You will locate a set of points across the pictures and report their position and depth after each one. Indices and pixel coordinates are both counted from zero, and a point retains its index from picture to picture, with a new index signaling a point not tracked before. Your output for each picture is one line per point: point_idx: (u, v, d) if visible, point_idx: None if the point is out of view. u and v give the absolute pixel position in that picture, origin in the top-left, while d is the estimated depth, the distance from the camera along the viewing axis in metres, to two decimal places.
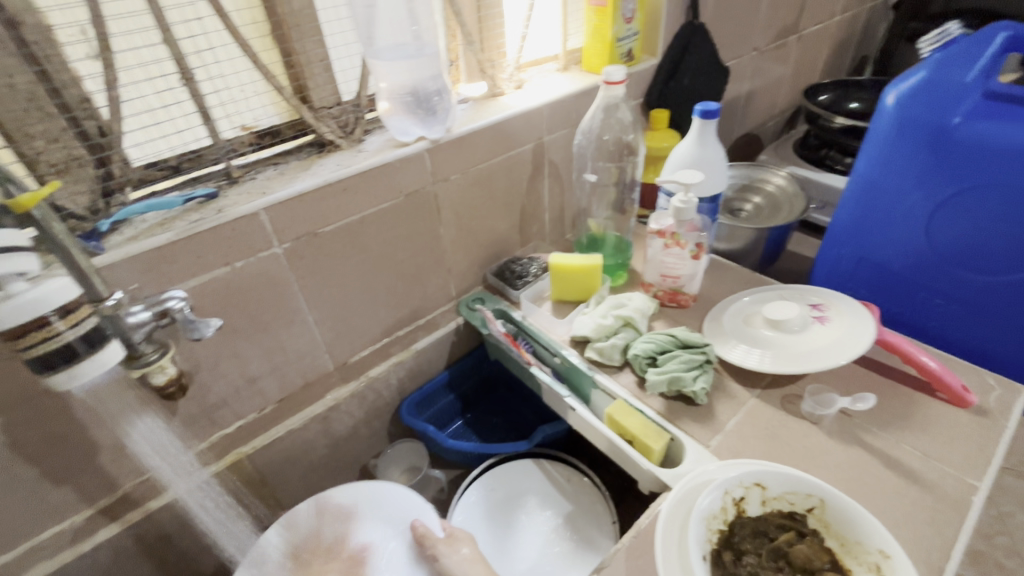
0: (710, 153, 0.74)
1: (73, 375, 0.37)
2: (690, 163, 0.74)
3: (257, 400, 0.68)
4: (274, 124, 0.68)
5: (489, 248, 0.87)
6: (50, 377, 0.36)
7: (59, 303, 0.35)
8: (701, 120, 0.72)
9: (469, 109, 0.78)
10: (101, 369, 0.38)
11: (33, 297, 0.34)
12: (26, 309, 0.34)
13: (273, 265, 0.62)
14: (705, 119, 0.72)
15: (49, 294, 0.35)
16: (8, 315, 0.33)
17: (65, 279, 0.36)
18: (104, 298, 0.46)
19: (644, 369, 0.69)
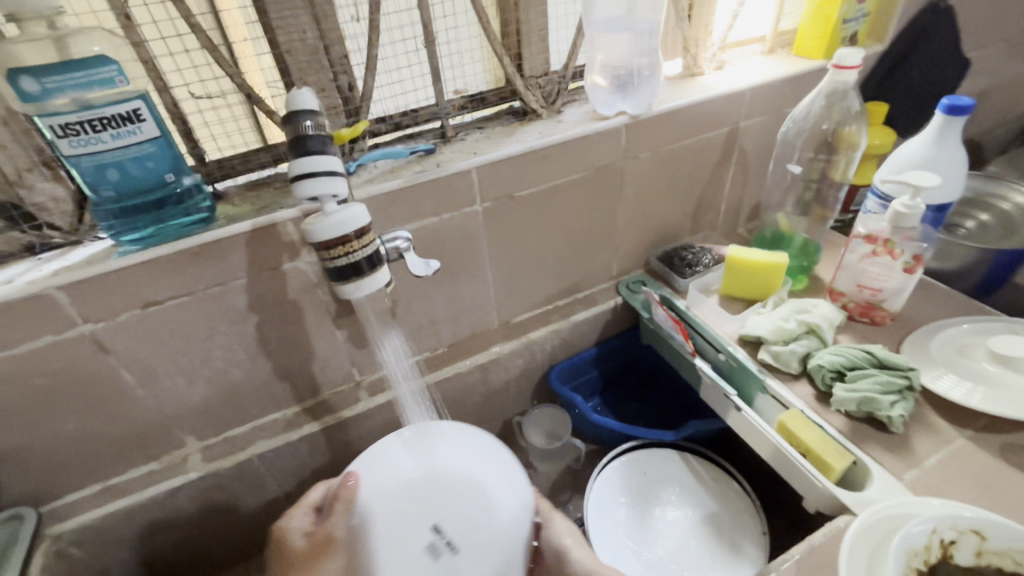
0: (948, 155, 0.64)
1: (358, 288, 0.43)
2: (919, 165, 0.65)
3: (433, 341, 0.75)
4: (483, 91, 0.73)
5: (660, 231, 0.85)
6: (339, 285, 0.43)
7: (357, 226, 0.42)
8: (946, 115, 0.63)
9: (667, 88, 0.77)
10: (375, 287, 0.45)
11: (341, 217, 0.41)
12: (338, 227, 0.41)
13: (472, 221, 0.67)
14: (953, 113, 0.63)
15: (351, 218, 0.41)
16: (325, 229, 0.41)
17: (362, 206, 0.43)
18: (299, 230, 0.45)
19: (827, 383, 0.64)
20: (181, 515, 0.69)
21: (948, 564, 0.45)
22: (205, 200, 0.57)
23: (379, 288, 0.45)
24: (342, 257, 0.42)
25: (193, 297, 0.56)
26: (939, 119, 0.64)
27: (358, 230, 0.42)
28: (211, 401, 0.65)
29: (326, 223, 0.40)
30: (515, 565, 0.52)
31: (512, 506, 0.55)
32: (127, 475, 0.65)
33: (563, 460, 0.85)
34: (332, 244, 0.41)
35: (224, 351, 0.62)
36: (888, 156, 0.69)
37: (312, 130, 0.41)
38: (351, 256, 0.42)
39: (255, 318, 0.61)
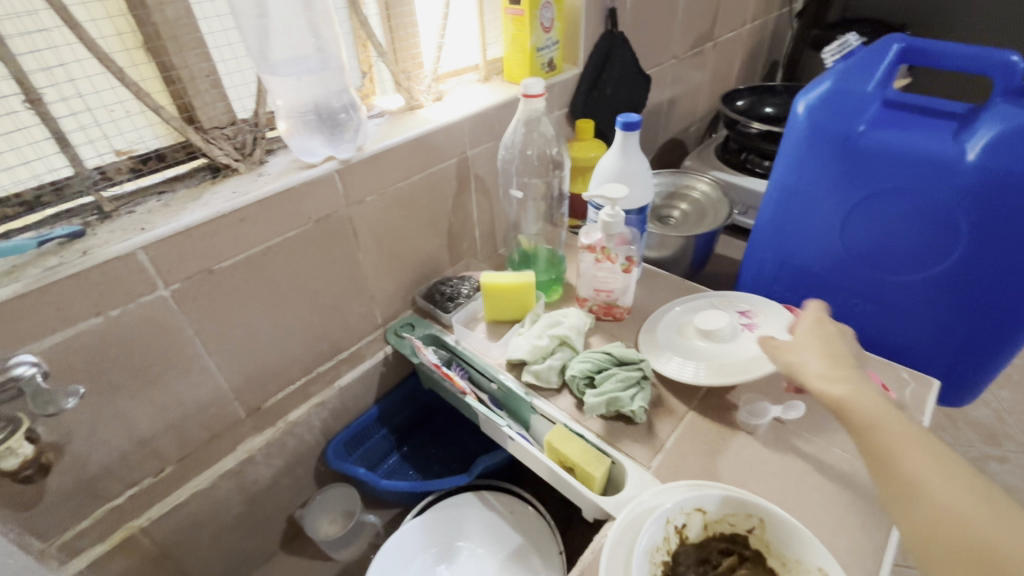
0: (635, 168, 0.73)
1: None
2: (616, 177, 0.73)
3: (151, 462, 0.60)
4: (157, 147, 0.61)
5: (417, 269, 0.82)
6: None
7: None
8: (625, 136, 0.72)
9: (384, 124, 0.74)
10: None
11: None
12: None
13: (159, 311, 0.54)
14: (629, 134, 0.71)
15: None
16: None
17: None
18: None
19: (582, 390, 0.67)
20: None
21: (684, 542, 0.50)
22: None
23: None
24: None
25: None
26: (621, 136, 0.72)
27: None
28: None
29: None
30: (483, 535, 0.69)
31: (479, 532, 0.70)
32: None
33: (360, 539, 0.75)
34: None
35: None
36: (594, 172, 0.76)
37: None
38: None
39: None
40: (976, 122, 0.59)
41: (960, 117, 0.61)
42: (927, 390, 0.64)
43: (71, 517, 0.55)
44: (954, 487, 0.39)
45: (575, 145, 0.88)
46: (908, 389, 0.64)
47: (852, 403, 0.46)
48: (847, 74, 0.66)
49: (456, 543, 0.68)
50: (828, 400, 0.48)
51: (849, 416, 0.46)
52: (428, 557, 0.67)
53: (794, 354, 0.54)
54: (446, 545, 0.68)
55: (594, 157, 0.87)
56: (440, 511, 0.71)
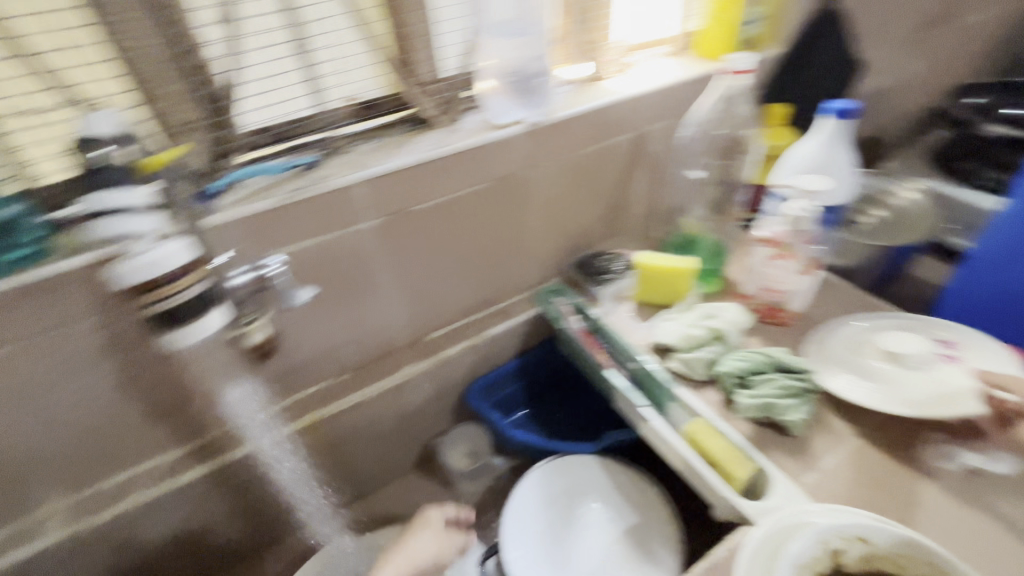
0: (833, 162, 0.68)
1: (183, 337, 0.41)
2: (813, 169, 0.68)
3: (335, 367, 0.70)
4: (376, 97, 0.68)
5: (574, 238, 0.83)
6: (166, 334, 0.40)
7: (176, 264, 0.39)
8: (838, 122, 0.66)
9: (569, 92, 0.75)
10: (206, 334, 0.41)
11: (151, 257, 0.38)
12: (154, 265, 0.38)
13: (362, 239, 0.62)
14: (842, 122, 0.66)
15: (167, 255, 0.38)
16: (142, 269, 0.37)
17: (182, 242, 0.40)
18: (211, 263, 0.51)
19: (732, 389, 0.64)
20: None
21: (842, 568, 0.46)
22: (30, 232, 0.48)
23: (212, 335, 0.41)
24: (163, 299, 0.39)
25: (27, 346, 0.49)
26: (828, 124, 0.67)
27: (172, 268, 0.38)
28: (73, 452, 0.57)
29: (136, 262, 0.38)
30: (600, 503, 0.71)
31: (597, 499, 0.71)
32: None
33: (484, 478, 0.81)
34: (145, 286, 0.38)
35: (78, 399, 0.54)
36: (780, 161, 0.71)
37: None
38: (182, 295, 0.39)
39: (115, 361, 0.54)
40: None
41: None
42: None
43: (268, 399, 0.67)
44: None
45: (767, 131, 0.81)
46: None
47: None
48: None
49: (574, 503, 0.71)
50: None
51: None
52: (547, 509, 0.71)
53: None
54: (565, 503, 0.71)
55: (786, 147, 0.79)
56: (560, 469, 0.74)
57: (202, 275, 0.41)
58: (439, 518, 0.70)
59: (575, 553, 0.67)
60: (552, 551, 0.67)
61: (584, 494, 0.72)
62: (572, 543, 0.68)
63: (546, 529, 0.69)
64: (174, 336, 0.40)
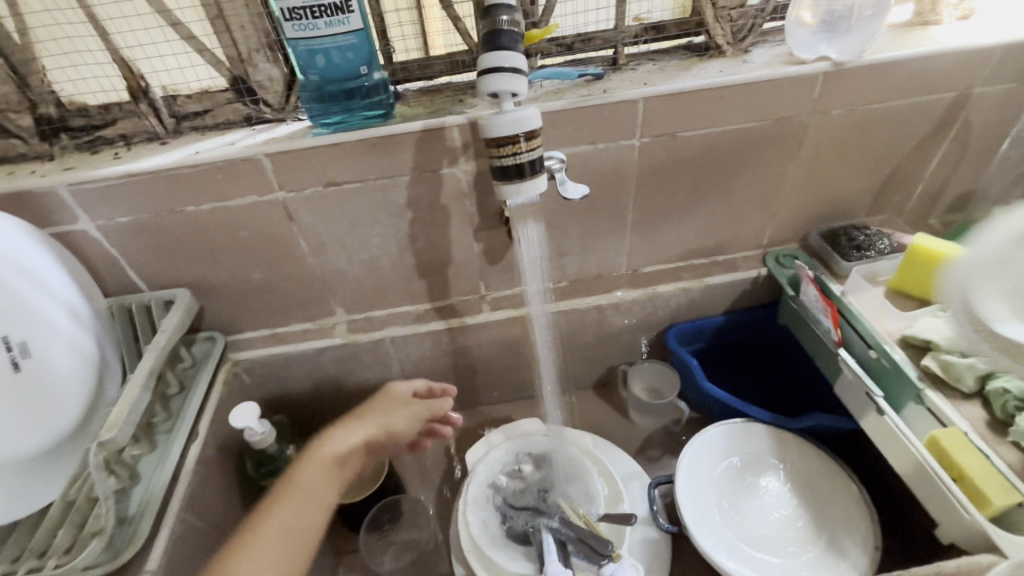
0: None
1: (518, 191, 0.48)
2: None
3: (560, 271, 0.76)
4: (664, 18, 0.68)
5: (832, 205, 0.75)
6: (502, 186, 0.48)
7: (528, 128, 0.45)
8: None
9: (886, 35, 0.65)
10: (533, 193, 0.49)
11: (514, 116, 0.45)
12: (511, 125, 0.45)
13: (627, 156, 0.64)
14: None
15: (523, 119, 0.45)
16: (503, 126, 0.45)
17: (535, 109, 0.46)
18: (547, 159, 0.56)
19: (1007, 412, 0.54)
20: (327, 376, 0.80)
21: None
22: (387, 98, 0.61)
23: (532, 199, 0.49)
24: (508, 156, 0.46)
25: (363, 186, 0.62)
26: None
27: (525, 132, 0.45)
28: (361, 280, 0.72)
29: (503, 118, 0.45)
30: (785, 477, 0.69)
31: (781, 473, 0.69)
32: (290, 328, 0.76)
33: (661, 418, 0.83)
34: (499, 141, 0.46)
35: (379, 239, 0.68)
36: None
37: (507, 25, 0.44)
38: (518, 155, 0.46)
39: (411, 214, 0.66)
40: None
41: None
42: None
43: (497, 285, 0.76)
44: None
45: None
46: None
47: None
48: None
49: (756, 467, 0.70)
50: None
51: None
52: (724, 464, 0.71)
53: None
54: (746, 464, 0.70)
55: None
56: (747, 430, 0.72)
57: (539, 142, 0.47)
58: (406, 394, 0.68)
59: (748, 515, 0.66)
60: (722, 503, 0.67)
61: (768, 462, 0.70)
62: (745, 504, 0.67)
63: (721, 481, 0.69)
64: (506, 190, 0.48)
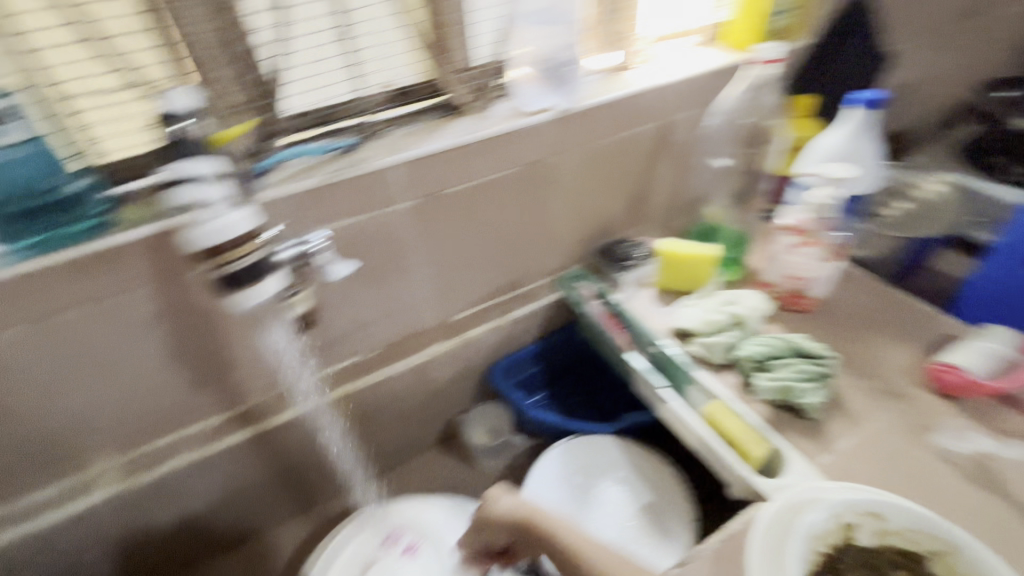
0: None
1: (245, 298, 0.46)
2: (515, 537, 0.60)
3: (365, 343, 0.73)
4: (410, 84, 0.71)
5: (597, 225, 0.85)
6: (229, 295, 0.46)
7: (239, 231, 0.44)
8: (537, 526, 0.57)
9: (597, 82, 0.77)
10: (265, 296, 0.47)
11: (221, 222, 0.44)
12: (218, 231, 0.44)
13: (398, 219, 0.65)
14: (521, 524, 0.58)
15: (232, 223, 0.44)
16: (210, 234, 0.44)
17: (247, 211, 0.46)
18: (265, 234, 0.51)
19: (750, 372, 0.66)
20: (109, 535, 0.66)
21: (935, 560, 0.46)
22: (97, 206, 0.52)
23: (269, 297, 0.47)
24: (226, 263, 0.45)
25: (88, 310, 0.52)
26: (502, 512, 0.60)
27: (236, 235, 0.44)
28: (122, 414, 0.61)
29: (205, 228, 0.44)
30: (614, 477, 0.74)
31: (613, 477, 0.74)
32: (36, 496, 0.61)
33: (502, 459, 0.86)
34: (212, 251, 0.44)
35: (133, 364, 0.58)
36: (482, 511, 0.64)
37: (182, 134, 0.46)
38: (234, 262, 0.45)
39: (166, 327, 0.57)
40: None
41: None
42: None
43: (300, 374, 0.70)
44: None
45: (666, 272, 0.78)
46: None
47: None
48: None
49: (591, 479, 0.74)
50: None
51: None
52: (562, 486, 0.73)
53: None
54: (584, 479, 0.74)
55: (691, 279, 0.77)
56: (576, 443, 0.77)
57: (260, 241, 0.47)
58: None
59: (594, 526, 0.70)
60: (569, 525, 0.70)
61: (600, 469, 0.75)
62: (590, 517, 0.71)
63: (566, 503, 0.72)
64: (235, 298, 0.46)
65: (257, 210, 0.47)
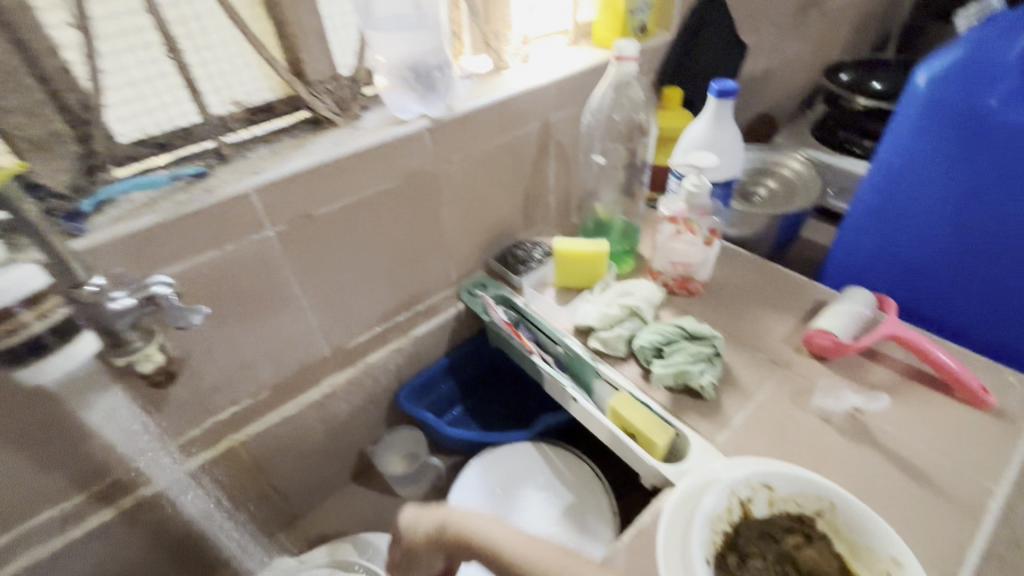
0: None
1: (43, 368, 0.42)
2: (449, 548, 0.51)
3: (251, 386, 0.67)
4: (268, 100, 0.65)
5: (493, 230, 0.83)
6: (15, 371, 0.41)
7: (30, 290, 0.40)
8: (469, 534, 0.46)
9: (472, 85, 0.75)
10: (76, 360, 0.44)
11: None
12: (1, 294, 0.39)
13: (266, 249, 0.60)
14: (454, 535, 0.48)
15: (19, 282, 0.40)
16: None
17: (30, 269, 0.41)
18: (82, 283, 0.45)
19: (649, 360, 0.67)
20: None
21: (821, 518, 0.49)
22: None
23: (89, 356, 0.45)
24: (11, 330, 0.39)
25: None
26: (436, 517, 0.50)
27: (24, 296, 0.40)
28: None
29: None
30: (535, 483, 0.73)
31: (533, 484, 0.73)
32: None
33: (423, 481, 0.82)
34: None
35: None
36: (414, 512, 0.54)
37: None
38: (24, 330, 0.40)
39: None
40: None
41: None
42: None
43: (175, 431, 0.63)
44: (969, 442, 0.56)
45: (562, 269, 0.78)
46: (1011, 395, 0.60)
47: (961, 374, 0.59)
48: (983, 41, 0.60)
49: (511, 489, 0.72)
50: (925, 375, 0.63)
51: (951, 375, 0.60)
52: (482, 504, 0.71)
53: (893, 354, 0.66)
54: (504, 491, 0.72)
55: (587, 274, 0.78)
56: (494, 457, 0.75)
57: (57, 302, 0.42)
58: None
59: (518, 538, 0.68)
60: None
61: (520, 478, 0.73)
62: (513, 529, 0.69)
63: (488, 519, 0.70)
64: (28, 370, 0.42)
65: (40, 268, 0.43)
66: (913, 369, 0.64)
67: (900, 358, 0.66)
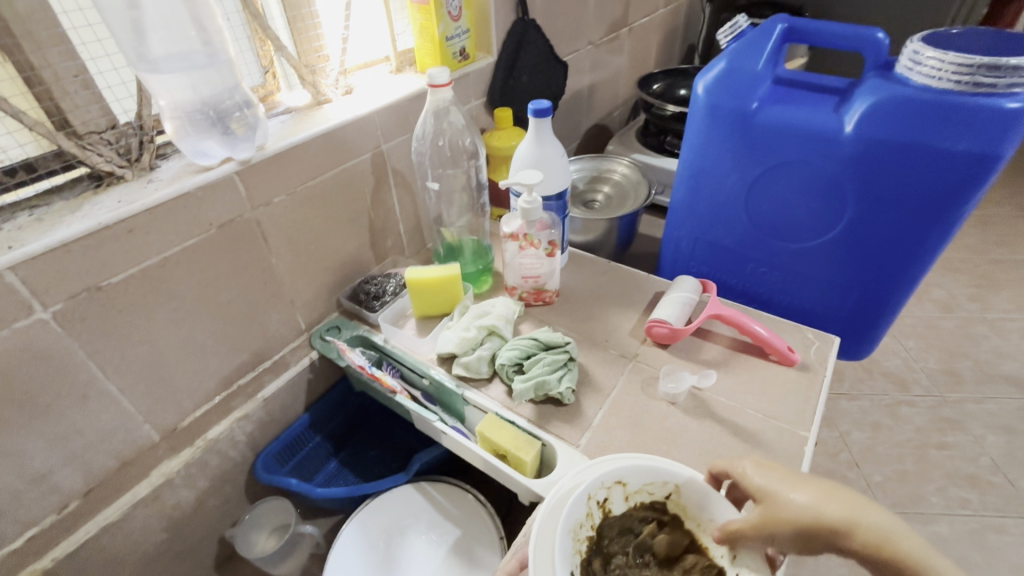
0: None
1: None
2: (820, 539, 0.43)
3: (52, 498, 0.56)
4: (27, 154, 0.54)
5: (339, 269, 0.79)
6: None
7: None
8: (846, 518, 0.42)
9: (287, 122, 0.71)
10: None
11: None
12: None
13: (42, 336, 0.50)
14: (837, 525, 0.42)
15: None
16: None
17: None
18: None
19: (511, 377, 0.67)
20: None
21: (670, 500, 0.52)
22: None
23: None
24: None
25: None
26: (819, 490, 0.44)
27: None
28: None
29: None
30: (418, 522, 0.70)
31: (417, 525, 0.70)
32: None
33: (299, 551, 0.75)
34: None
35: None
36: (772, 487, 0.45)
37: None
38: None
39: None
40: (853, 96, 0.64)
41: (840, 91, 0.66)
42: (829, 348, 0.70)
43: None
44: (786, 399, 0.64)
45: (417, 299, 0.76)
46: (813, 348, 0.70)
47: (773, 340, 0.68)
48: (739, 54, 0.69)
49: (394, 540, 0.68)
50: (745, 346, 0.71)
51: (765, 344, 0.68)
52: (361, 561, 0.67)
53: (721, 332, 0.74)
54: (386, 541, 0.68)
55: (440, 300, 0.76)
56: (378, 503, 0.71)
57: None
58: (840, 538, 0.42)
59: None
60: None
61: (404, 525, 0.70)
62: None
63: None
64: None
65: None
66: (738, 344, 0.72)
67: (727, 335, 0.74)
